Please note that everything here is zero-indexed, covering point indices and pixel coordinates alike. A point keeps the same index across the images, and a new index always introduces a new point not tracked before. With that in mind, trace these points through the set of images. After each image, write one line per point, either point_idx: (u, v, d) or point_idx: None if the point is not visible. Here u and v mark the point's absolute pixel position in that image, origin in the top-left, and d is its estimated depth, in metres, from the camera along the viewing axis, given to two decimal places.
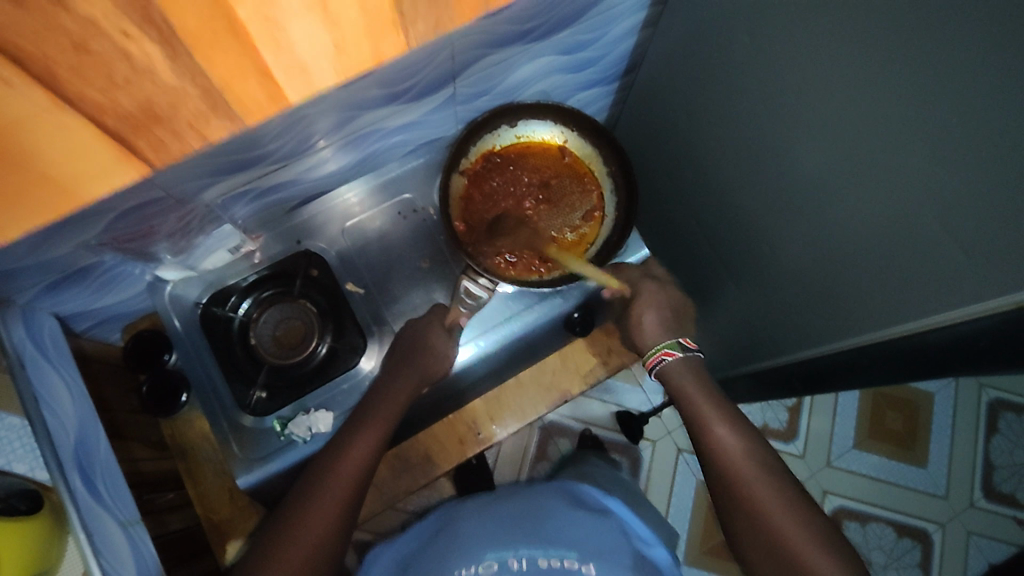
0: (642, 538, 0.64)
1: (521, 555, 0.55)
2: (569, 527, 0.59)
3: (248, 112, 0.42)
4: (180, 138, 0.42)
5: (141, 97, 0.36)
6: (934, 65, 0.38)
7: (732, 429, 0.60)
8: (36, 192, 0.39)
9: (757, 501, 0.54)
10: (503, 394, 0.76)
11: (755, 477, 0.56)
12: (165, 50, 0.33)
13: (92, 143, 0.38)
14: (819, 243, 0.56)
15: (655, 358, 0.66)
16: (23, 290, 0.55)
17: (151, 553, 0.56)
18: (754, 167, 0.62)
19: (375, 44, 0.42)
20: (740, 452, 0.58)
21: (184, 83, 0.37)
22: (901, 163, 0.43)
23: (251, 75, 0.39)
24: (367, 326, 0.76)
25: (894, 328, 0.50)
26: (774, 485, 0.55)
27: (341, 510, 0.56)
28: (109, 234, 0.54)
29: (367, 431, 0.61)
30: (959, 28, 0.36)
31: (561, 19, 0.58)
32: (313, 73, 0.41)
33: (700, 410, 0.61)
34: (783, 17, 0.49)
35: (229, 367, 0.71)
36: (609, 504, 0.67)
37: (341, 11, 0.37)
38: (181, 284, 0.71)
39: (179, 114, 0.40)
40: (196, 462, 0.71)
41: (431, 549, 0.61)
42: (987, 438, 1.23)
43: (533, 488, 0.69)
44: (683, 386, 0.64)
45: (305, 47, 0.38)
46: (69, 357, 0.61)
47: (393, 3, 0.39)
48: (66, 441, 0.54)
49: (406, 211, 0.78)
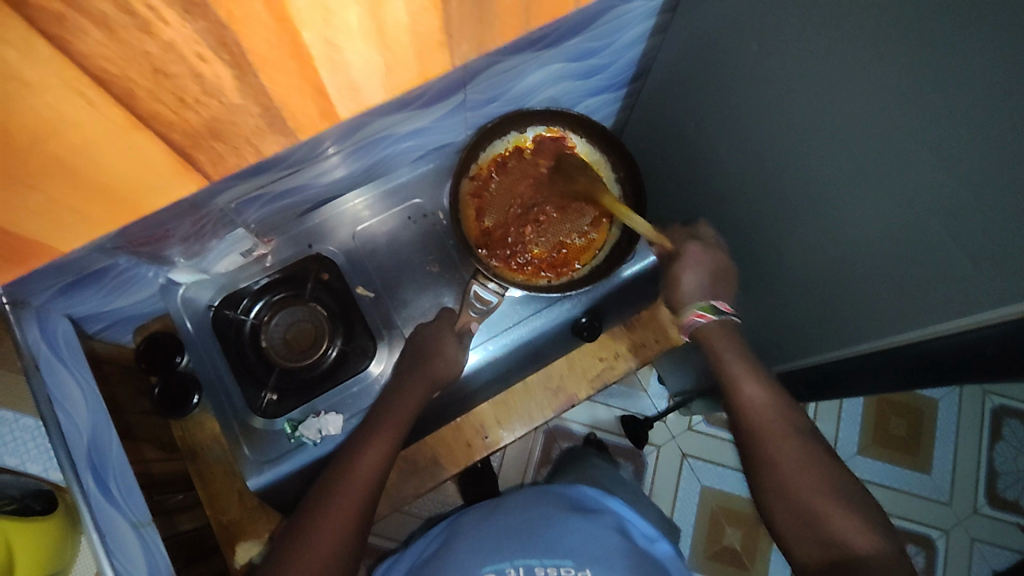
0: (644, 535, 0.65)
1: (518, 566, 0.57)
2: (568, 534, 0.60)
3: (301, 127, 0.44)
4: (236, 153, 0.44)
5: (205, 115, 0.37)
6: (944, 78, 0.39)
7: (761, 386, 0.60)
8: (96, 203, 0.41)
9: (776, 454, 0.55)
10: (510, 398, 0.77)
11: (776, 430, 0.56)
12: (234, 72, 0.35)
13: (155, 156, 0.39)
14: (827, 251, 0.57)
15: (690, 319, 0.67)
16: (40, 293, 0.55)
17: (163, 557, 0.57)
18: (761, 175, 0.62)
19: (422, 64, 0.45)
20: (765, 407, 0.59)
21: (247, 101, 0.38)
22: (911, 174, 0.44)
23: (308, 93, 0.40)
24: (377, 330, 0.76)
25: (906, 332, 0.50)
26: (797, 440, 0.55)
27: (354, 514, 0.56)
28: (124, 238, 0.54)
29: (379, 439, 0.61)
30: (970, 43, 0.36)
31: (571, 27, 0.59)
32: (363, 91, 0.44)
33: (730, 366, 0.62)
34: (793, 27, 0.50)
35: (240, 368, 0.72)
36: (608, 504, 0.67)
37: (394, 36, 0.39)
38: (194, 287, 0.72)
39: (237, 129, 0.41)
40: (208, 463, 0.72)
41: (436, 564, 0.61)
42: (991, 444, 1.23)
43: (531, 496, 0.69)
44: (719, 347, 0.65)
45: (359, 68, 0.41)
46: (82, 359, 0.62)
47: (442, 27, 0.41)
48: (78, 438, 0.54)
49: (415, 216, 0.79)
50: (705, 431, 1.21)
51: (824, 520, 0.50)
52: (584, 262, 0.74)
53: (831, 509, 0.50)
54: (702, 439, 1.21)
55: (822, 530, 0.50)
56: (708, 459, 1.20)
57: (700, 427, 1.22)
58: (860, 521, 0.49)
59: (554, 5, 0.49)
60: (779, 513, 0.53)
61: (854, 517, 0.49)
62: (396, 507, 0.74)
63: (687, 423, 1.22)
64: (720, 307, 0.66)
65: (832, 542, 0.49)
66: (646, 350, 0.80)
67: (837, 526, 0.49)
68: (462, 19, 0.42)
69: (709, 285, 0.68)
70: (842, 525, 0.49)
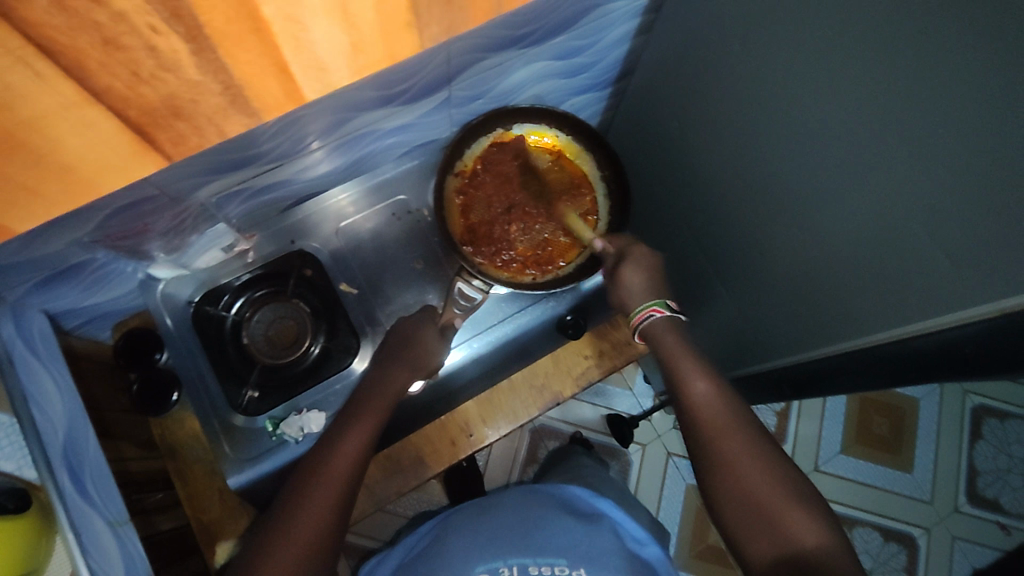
0: (635, 539, 0.64)
1: (512, 564, 0.57)
2: (560, 534, 0.60)
3: (265, 107, 0.44)
4: (198, 132, 0.43)
5: (164, 90, 0.37)
6: (930, 69, 0.39)
7: (707, 380, 0.57)
8: (51, 183, 0.40)
9: (730, 453, 0.52)
10: (496, 396, 0.75)
11: (727, 427, 0.53)
12: (193, 47, 0.34)
13: (112, 134, 0.38)
14: (808, 249, 0.57)
15: (643, 315, 0.62)
16: (14, 287, 0.54)
17: (139, 552, 0.57)
18: (743, 173, 0.62)
19: (388, 44, 0.44)
20: (713, 403, 0.55)
21: (205, 77, 0.37)
22: (892, 172, 0.44)
23: (270, 72, 0.40)
24: (360, 327, 0.76)
25: (887, 328, 0.50)
26: (748, 442, 0.52)
27: (332, 508, 0.55)
28: (103, 231, 0.54)
29: (356, 430, 0.60)
30: (954, 35, 0.36)
31: (556, 24, 0.59)
32: (330, 70, 0.43)
33: (676, 360, 0.58)
34: (775, 25, 0.50)
35: (222, 366, 0.71)
36: (601, 505, 0.67)
37: (359, 16, 0.39)
38: (174, 283, 0.71)
39: (198, 108, 0.40)
40: (187, 462, 0.68)
41: (423, 562, 0.61)
42: (971, 445, 1.24)
43: (524, 494, 0.69)
44: (671, 346, 0.60)
45: (325, 47, 0.40)
46: (59, 356, 0.61)
47: (409, 6, 0.41)
48: (54, 437, 0.54)
49: (400, 212, 0.78)
50: None
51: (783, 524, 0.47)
52: (570, 259, 0.73)
53: (786, 506, 0.48)
54: None
55: (776, 533, 0.47)
56: None
57: None
58: (813, 518, 0.47)
59: None
60: (731, 514, 0.50)
61: (807, 515, 0.47)
62: (378, 505, 0.72)
63: (673, 422, 1.22)
64: (672, 305, 0.63)
65: (790, 543, 0.46)
66: (631, 348, 0.78)
67: (797, 529, 0.47)
68: (431, 1, 0.42)
69: (653, 286, 0.64)
70: (798, 526, 0.47)
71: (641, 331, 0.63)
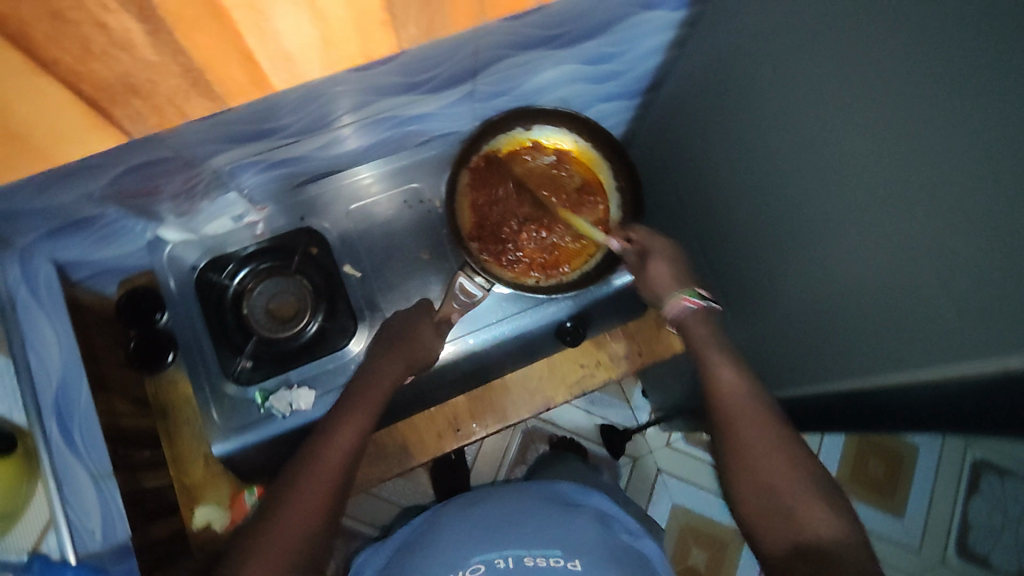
0: (628, 529, 0.65)
1: (507, 555, 0.56)
2: (563, 525, 0.60)
3: (228, 91, 0.44)
4: (157, 111, 0.44)
5: (118, 69, 0.37)
6: (954, 108, 0.38)
7: (736, 370, 0.55)
8: (8, 152, 0.41)
9: (749, 446, 0.49)
10: (488, 394, 0.75)
11: (751, 418, 0.51)
12: (146, 27, 0.34)
13: (65, 108, 0.39)
14: (814, 283, 0.56)
15: (677, 305, 0.60)
16: (24, 233, 0.56)
17: (120, 507, 0.58)
18: (759, 199, 0.62)
19: (363, 41, 0.43)
20: (738, 391, 0.53)
21: (161, 59, 0.38)
22: (904, 213, 0.43)
23: (233, 59, 0.40)
24: (359, 309, 0.74)
25: (888, 374, 0.48)
26: (775, 430, 0.50)
27: (323, 501, 0.51)
28: (115, 187, 0.55)
29: (351, 421, 0.57)
30: (983, 78, 0.36)
31: (587, 29, 0.61)
32: (298, 62, 0.43)
33: (705, 349, 0.57)
34: (806, 51, 0.49)
35: (219, 333, 0.71)
36: (591, 500, 0.68)
37: (329, 12, 0.39)
38: (181, 246, 0.71)
39: (158, 89, 0.41)
40: (177, 423, 0.70)
41: (411, 556, 0.61)
42: (968, 498, 1.21)
43: (517, 488, 0.69)
44: (700, 334, 0.58)
45: (290, 37, 0.40)
46: (61, 303, 0.62)
47: (383, 5, 0.40)
48: (46, 384, 0.56)
49: (412, 201, 0.77)
50: (683, 450, 1.21)
51: (799, 524, 0.44)
52: (575, 266, 0.70)
53: (801, 502, 0.45)
54: (680, 458, 1.21)
55: (787, 526, 0.45)
56: (683, 478, 1.20)
57: (677, 445, 1.21)
58: (824, 511, 0.44)
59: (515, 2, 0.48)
60: (752, 511, 0.47)
61: (822, 508, 0.45)
62: (361, 490, 0.72)
63: (666, 440, 1.22)
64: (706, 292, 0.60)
65: (795, 534, 0.44)
66: (632, 361, 0.77)
67: (812, 523, 0.44)
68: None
69: (680, 274, 0.62)
70: (815, 520, 0.44)
71: (675, 322, 0.61)
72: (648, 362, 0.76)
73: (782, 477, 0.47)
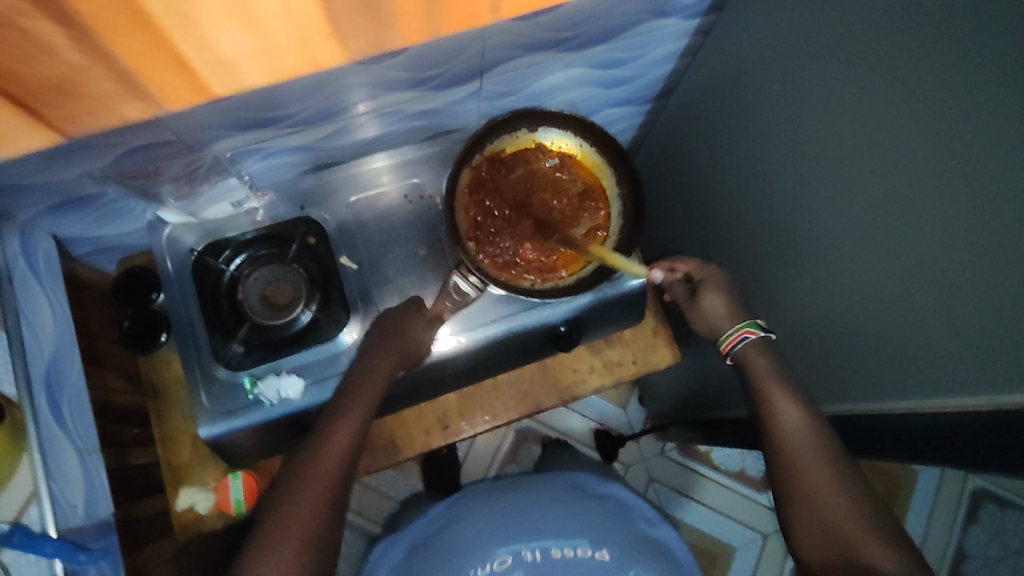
0: (646, 517, 0.69)
1: (534, 547, 0.64)
2: (581, 517, 0.67)
3: (164, 96, 0.43)
4: (91, 114, 0.43)
5: (49, 73, 0.37)
6: (965, 134, 0.38)
7: (798, 406, 0.57)
8: None
9: (812, 482, 0.55)
10: (477, 394, 0.79)
11: (812, 455, 0.56)
12: (69, 33, 0.34)
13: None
14: (827, 298, 0.55)
15: (737, 336, 0.61)
16: (27, 207, 0.57)
17: (101, 482, 0.60)
18: (767, 214, 0.61)
19: (306, 51, 0.42)
20: (800, 429, 0.57)
21: (89, 62, 0.37)
22: (913, 234, 0.43)
23: (169, 66, 0.39)
24: (353, 301, 0.69)
25: (905, 401, 0.49)
26: (835, 468, 0.55)
27: (326, 493, 0.57)
28: (117, 167, 0.56)
29: (346, 418, 0.60)
30: (990, 103, 0.36)
31: (599, 33, 0.61)
32: (238, 69, 0.42)
33: (765, 385, 0.59)
34: (821, 65, 0.49)
35: (212, 318, 0.67)
36: (609, 488, 0.73)
37: (267, 20, 0.37)
38: (180, 228, 0.68)
39: (84, 90, 0.40)
40: (167, 404, 0.71)
41: (437, 544, 0.67)
42: (964, 528, 1.20)
43: (541, 480, 0.73)
44: (764, 373, 0.59)
45: (227, 46, 0.39)
46: (59, 277, 0.63)
47: (324, 15, 0.39)
48: (39, 358, 0.56)
49: (412, 195, 0.71)
50: (677, 459, 1.21)
51: (858, 552, 0.52)
52: (574, 271, 0.68)
53: (874, 545, 0.52)
54: (673, 467, 1.21)
55: (850, 558, 0.52)
56: (675, 488, 1.19)
57: (672, 454, 1.21)
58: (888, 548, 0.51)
59: (468, 15, 0.46)
60: (811, 541, 0.55)
61: (887, 546, 0.51)
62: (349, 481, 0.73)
63: (661, 448, 1.21)
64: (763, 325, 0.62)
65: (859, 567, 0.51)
66: (621, 369, 0.80)
67: (876, 560, 0.51)
68: (349, 13, 0.40)
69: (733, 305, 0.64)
70: (878, 557, 0.51)
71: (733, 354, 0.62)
72: (636, 372, 0.80)
73: (840, 507, 0.54)
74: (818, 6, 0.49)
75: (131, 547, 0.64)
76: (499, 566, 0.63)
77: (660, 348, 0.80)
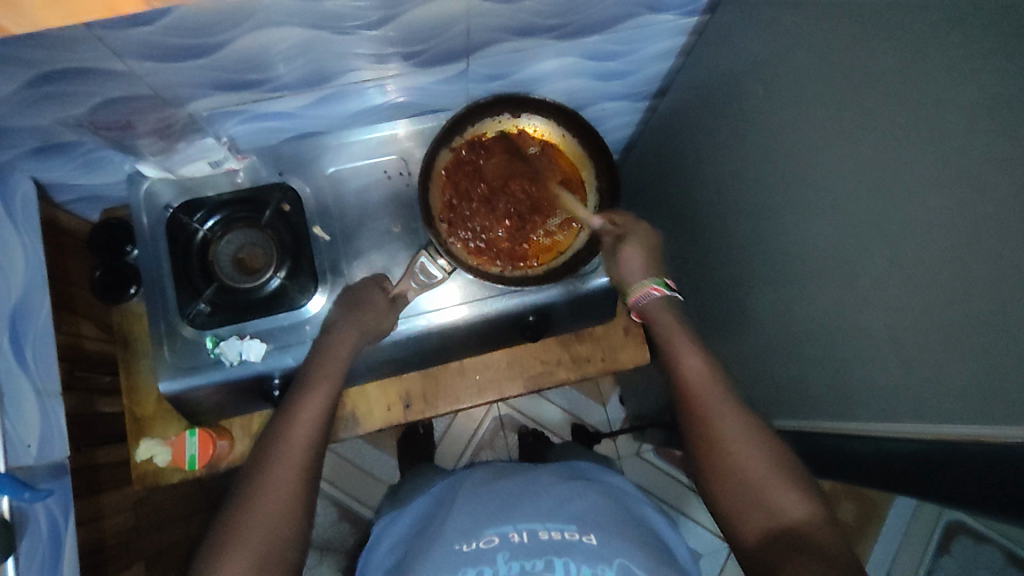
0: (639, 506, 0.65)
1: (521, 529, 0.56)
2: (572, 501, 0.60)
3: None
4: None
5: None
6: (945, 156, 0.37)
7: (703, 356, 0.56)
8: None
9: (721, 431, 0.52)
10: (441, 376, 0.79)
11: (716, 403, 0.53)
12: None
13: None
14: (794, 314, 0.54)
15: (644, 292, 0.61)
16: (7, 150, 0.57)
17: (59, 428, 0.61)
18: (744, 221, 0.60)
19: None
20: (705, 378, 0.55)
21: None
22: (882, 256, 0.43)
23: None
24: (322, 272, 0.70)
25: (879, 424, 0.47)
26: (743, 416, 0.52)
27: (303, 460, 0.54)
28: (92, 117, 0.56)
29: (316, 389, 0.58)
30: (975, 127, 0.35)
31: (590, 23, 0.60)
32: None
33: (673, 337, 0.58)
34: (808, 74, 0.48)
35: (181, 276, 0.67)
36: (605, 477, 0.69)
37: None
38: (158, 183, 0.69)
39: None
40: (133, 354, 0.73)
41: (427, 527, 0.61)
42: (936, 556, 1.18)
43: (538, 466, 0.70)
44: (666, 322, 0.59)
45: None
46: (35, 223, 0.63)
47: None
48: (5, 301, 0.57)
49: (393, 171, 0.71)
50: (652, 461, 1.20)
51: (770, 501, 0.48)
52: (545, 261, 0.68)
53: (777, 486, 0.48)
54: (647, 469, 1.20)
55: (763, 505, 0.48)
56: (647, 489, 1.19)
57: (647, 456, 1.21)
58: (801, 496, 0.47)
59: None
60: (723, 498, 0.50)
61: (793, 490, 0.48)
62: None
63: (637, 448, 1.21)
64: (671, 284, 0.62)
65: (773, 518, 0.47)
66: (589, 365, 0.80)
67: (787, 507, 0.47)
68: None
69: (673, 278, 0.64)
70: (786, 501, 0.47)
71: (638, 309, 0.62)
72: (603, 370, 0.79)
73: (747, 454, 0.50)
74: (809, 12, 0.47)
75: (87, 492, 0.65)
76: (484, 544, 0.55)
77: (630, 347, 0.80)
